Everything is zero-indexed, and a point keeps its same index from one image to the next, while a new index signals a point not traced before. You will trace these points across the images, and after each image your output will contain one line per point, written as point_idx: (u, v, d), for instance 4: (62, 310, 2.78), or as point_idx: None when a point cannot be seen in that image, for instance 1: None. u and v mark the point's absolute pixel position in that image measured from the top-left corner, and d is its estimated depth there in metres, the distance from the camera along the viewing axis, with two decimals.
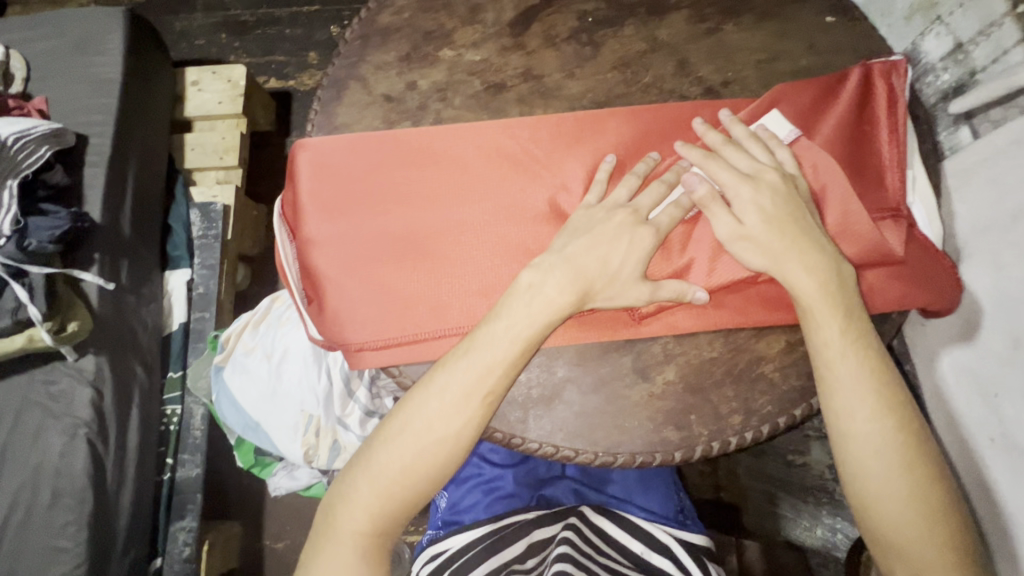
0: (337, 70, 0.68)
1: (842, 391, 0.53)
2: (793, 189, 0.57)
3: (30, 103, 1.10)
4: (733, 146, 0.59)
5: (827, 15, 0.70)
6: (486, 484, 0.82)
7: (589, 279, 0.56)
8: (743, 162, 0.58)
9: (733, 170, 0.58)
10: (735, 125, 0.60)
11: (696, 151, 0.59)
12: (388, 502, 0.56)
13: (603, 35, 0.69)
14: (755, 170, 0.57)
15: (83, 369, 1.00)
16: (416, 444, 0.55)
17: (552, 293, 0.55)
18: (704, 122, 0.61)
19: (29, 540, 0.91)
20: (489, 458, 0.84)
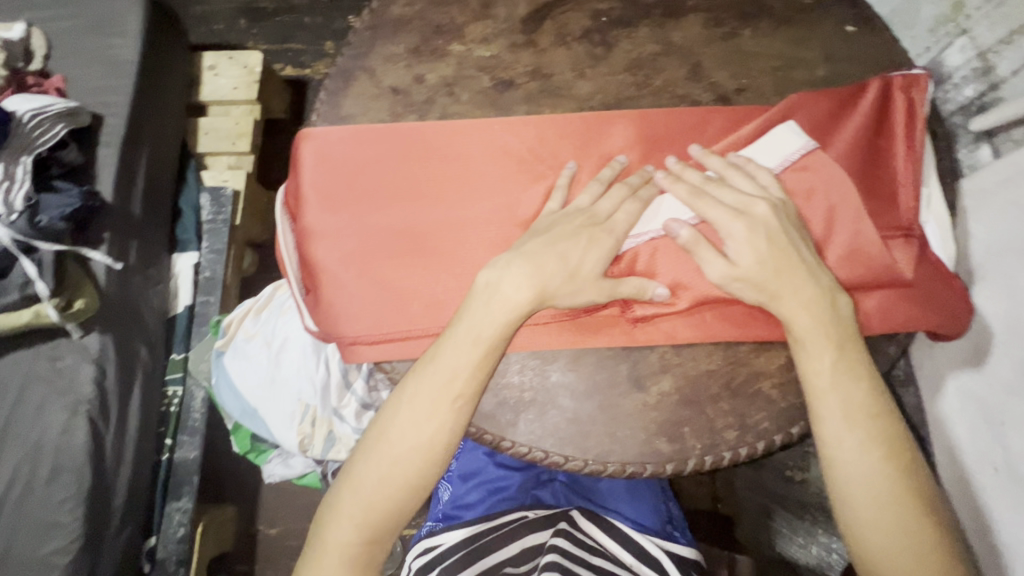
0: (345, 60, 0.67)
1: (831, 420, 0.51)
2: (789, 224, 0.54)
3: (48, 81, 1.11)
4: (738, 172, 0.57)
5: (848, 25, 0.69)
6: (491, 484, 0.82)
7: (548, 282, 0.54)
8: (731, 195, 0.55)
9: (723, 206, 0.55)
10: (732, 148, 0.58)
11: (694, 172, 0.57)
12: (372, 512, 0.56)
13: (617, 35, 0.67)
14: (745, 204, 0.54)
15: (88, 347, 1.00)
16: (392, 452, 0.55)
17: (508, 291, 0.54)
18: (701, 147, 0.59)
19: (28, 514, 0.92)
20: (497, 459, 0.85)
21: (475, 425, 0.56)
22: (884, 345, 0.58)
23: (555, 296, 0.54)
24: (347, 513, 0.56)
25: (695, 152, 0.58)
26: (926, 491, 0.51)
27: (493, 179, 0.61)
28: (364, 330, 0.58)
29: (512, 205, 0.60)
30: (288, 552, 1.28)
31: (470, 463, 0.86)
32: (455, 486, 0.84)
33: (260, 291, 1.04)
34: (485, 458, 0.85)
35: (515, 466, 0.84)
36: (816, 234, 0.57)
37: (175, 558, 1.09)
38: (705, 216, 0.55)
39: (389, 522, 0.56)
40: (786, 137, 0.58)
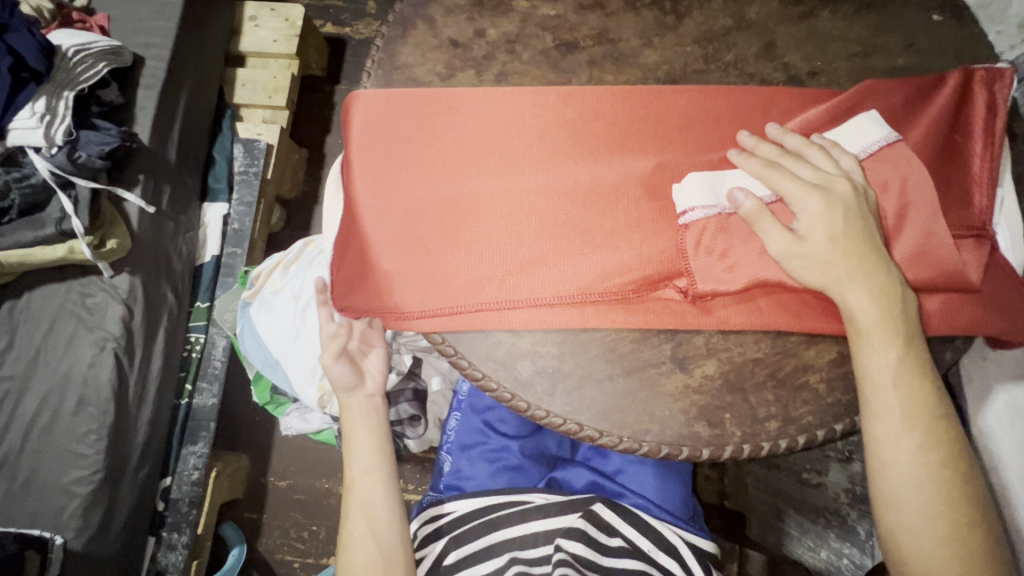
0: (405, 8, 0.65)
1: (888, 419, 0.50)
2: (865, 207, 0.52)
3: (93, 18, 1.10)
4: (818, 150, 0.54)
5: (934, 14, 0.65)
6: (489, 453, 0.82)
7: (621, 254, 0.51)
8: (808, 171, 0.53)
9: (799, 180, 0.53)
10: (787, 137, 0.56)
11: (770, 146, 0.55)
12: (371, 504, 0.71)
13: (688, 6, 0.65)
14: (823, 181, 0.52)
15: (117, 286, 1.02)
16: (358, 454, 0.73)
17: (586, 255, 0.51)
18: (778, 127, 0.57)
19: (52, 443, 0.94)
20: (495, 428, 0.84)
21: (511, 391, 0.55)
22: (942, 350, 0.56)
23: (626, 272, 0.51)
24: (358, 523, 0.70)
25: (771, 130, 0.56)
26: (977, 498, 0.50)
27: (545, 151, 0.58)
28: (405, 303, 0.55)
29: (564, 178, 0.57)
30: (297, 506, 1.30)
31: (468, 433, 0.85)
32: (455, 457, 0.84)
33: (292, 246, 1.04)
34: (483, 428, 0.84)
35: (513, 434, 0.83)
36: (887, 226, 0.54)
37: (188, 499, 1.11)
38: (779, 190, 0.53)
39: (388, 518, 0.71)
40: (866, 126, 0.56)
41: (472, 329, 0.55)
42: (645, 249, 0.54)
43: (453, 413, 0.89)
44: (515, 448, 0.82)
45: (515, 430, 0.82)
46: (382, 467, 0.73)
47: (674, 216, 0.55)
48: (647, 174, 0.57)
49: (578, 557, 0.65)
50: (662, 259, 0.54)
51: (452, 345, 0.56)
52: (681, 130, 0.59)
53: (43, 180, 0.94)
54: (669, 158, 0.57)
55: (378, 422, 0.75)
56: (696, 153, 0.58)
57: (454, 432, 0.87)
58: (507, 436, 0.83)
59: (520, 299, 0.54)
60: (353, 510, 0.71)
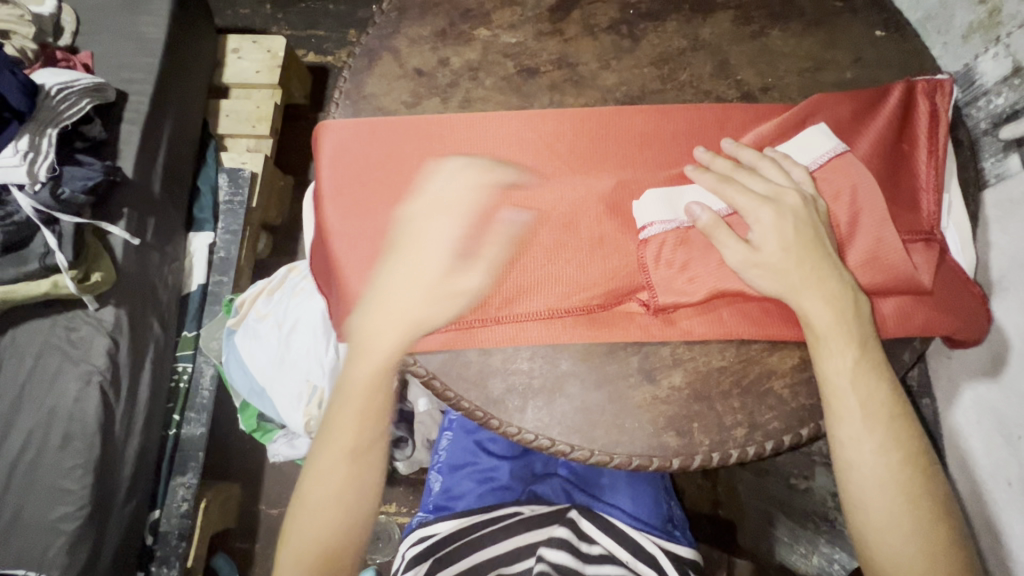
0: (371, 40, 0.67)
1: (849, 422, 0.51)
2: (816, 216, 0.54)
3: (76, 57, 1.12)
4: (772, 162, 0.56)
5: (877, 29, 0.68)
6: (481, 474, 0.82)
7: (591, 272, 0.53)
8: (760, 183, 0.55)
9: (751, 192, 0.55)
10: (742, 151, 0.58)
11: (724, 160, 0.57)
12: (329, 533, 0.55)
13: (644, 28, 0.67)
14: (774, 192, 0.54)
15: (102, 319, 1.02)
16: (330, 468, 0.55)
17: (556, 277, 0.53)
18: (733, 142, 0.59)
19: (38, 479, 0.94)
20: (487, 448, 0.85)
21: (483, 409, 0.56)
22: (901, 351, 0.58)
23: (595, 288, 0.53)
24: (308, 554, 0.54)
25: (726, 145, 0.59)
26: (941, 497, 0.51)
27: (509, 173, 0.60)
28: (378, 327, 0.57)
29: (528, 200, 0.59)
30: None
31: (458, 454, 0.85)
32: (445, 477, 0.84)
33: (275, 272, 1.05)
34: (474, 448, 0.85)
35: (505, 454, 0.84)
36: (839, 234, 0.56)
37: (177, 532, 1.10)
38: (733, 203, 0.55)
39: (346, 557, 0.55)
40: (816, 138, 0.58)
41: (443, 348, 0.57)
42: (609, 265, 0.56)
43: (445, 434, 0.89)
44: (504, 468, 0.83)
45: (507, 451, 0.84)
46: (353, 487, 0.56)
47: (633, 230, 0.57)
48: (607, 192, 0.59)
49: (561, 565, 0.62)
50: (623, 273, 0.56)
51: (424, 365, 0.57)
52: (639, 149, 0.61)
53: (26, 217, 0.95)
54: (629, 176, 0.59)
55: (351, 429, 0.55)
56: (652, 169, 0.60)
57: (445, 451, 0.87)
58: (496, 456, 0.84)
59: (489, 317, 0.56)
60: (304, 535, 0.55)
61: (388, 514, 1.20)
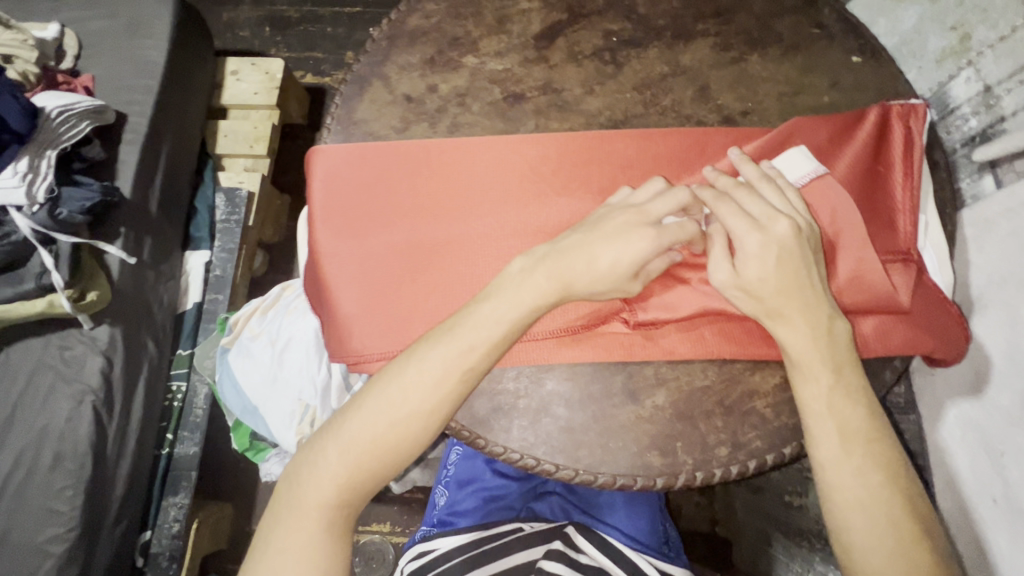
0: (362, 68, 0.69)
1: (828, 442, 0.52)
2: (807, 245, 0.53)
3: (76, 80, 1.15)
4: (770, 183, 0.56)
5: (854, 55, 0.70)
6: (486, 491, 0.83)
7: (573, 272, 0.53)
8: (757, 206, 0.54)
9: (745, 216, 0.54)
10: (745, 164, 0.57)
11: (727, 178, 0.56)
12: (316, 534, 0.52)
13: (627, 55, 0.69)
14: (768, 218, 0.53)
15: (96, 338, 1.03)
16: (335, 471, 0.53)
17: (540, 280, 0.53)
18: (740, 151, 0.58)
19: (27, 501, 0.93)
20: (495, 468, 0.86)
21: (469, 429, 0.56)
22: (882, 369, 0.58)
23: (578, 288, 0.54)
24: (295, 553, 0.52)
25: (732, 156, 0.58)
26: (924, 516, 0.51)
27: (496, 195, 0.61)
28: (368, 347, 0.58)
29: (514, 221, 0.60)
30: None
31: (467, 471, 0.87)
32: (451, 493, 0.85)
33: (269, 291, 1.05)
34: (486, 468, 0.86)
35: (513, 476, 0.85)
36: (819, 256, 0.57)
37: (168, 554, 1.09)
38: (725, 223, 0.54)
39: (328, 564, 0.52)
40: (799, 160, 0.58)
41: None
42: None
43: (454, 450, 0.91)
44: (513, 489, 0.84)
45: (513, 472, 0.85)
46: (352, 491, 0.53)
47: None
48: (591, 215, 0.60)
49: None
50: None
51: None
52: (622, 172, 0.62)
53: (23, 238, 0.96)
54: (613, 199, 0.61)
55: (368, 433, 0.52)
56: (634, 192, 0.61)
57: (454, 467, 0.89)
58: (508, 478, 0.85)
59: None
60: (297, 534, 0.52)
61: (382, 533, 1.19)
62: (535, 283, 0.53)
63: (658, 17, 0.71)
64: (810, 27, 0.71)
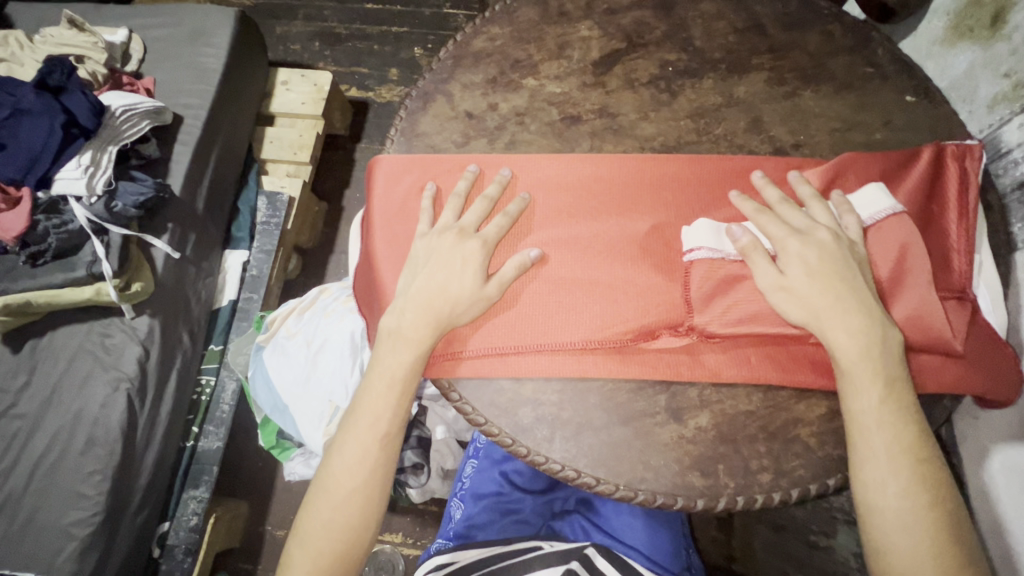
0: (427, 83, 0.73)
1: (873, 463, 0.51)
2: (848, 253, 0.56)
3: (141, 82, 1.21)
4: (823, 203, 0.59)
5: (906, 95, 0.71)
6: (504, 505, 0.83)
7: (451, 304, 0.57)
8: (799, 217, 0.58)
9: (785, 224, 0.58)
10: (802, 185, 0.61)
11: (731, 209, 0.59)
12: None
13: (681, 84, 0.71)
14: (808, 227, 0.57)
15: (137, 328, 1.07)
16: (310, 543, 0.57)
17: (414, 319, 0.58)
18: (763, 177, 0.62)
19: (57, 482, 0.96)
20: (512, 479, 0.84)
21: (512, 436, 0.57)
22: (931, 408, 0.58)
23: (456, 316, 0.58)
24: None
25: (792, 178, 0.62)
26: (967, 546, 0.50)
27: (547, 210, 0.63)
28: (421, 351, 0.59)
29: (566, 235, 0.62)
30: None
31: (482, 482, 0.85)
32: (467, 505, 0.85)
33: (308, 292, 1.08)
34: (499, 479, 0.84)
35: (530, 488, 0.84)
36: (878, 290, 0.57)
37: (184, 546, 1.11)
38: (768, 229, 0.58)
39: None
40: (875, 194, 0.59)
41: (479, 374, 0.59)
42: (644, 302, 0.58)
43: (470, 461, 0.90)
44: (527, 501, 0.83)
45: (532, 485, 0.84)
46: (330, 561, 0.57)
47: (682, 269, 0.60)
48: (644, 234, 0.61)
49: None
50: (660, 310, 0.58)
51: (458, 390, 0.59)
52: (674, 194, 0.64)
53: (78, 227, 1.01)
54: (665, 219, 0.62)
55: (332, 506, 0.58)
56: (688, 214, 0.63)
57: (469, 479, 0.87)
58: (521, 489, 0.84)
59: (505, 348, 0.58)
60: None
61: (395, 543, 1.19)
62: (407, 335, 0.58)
63: (713, 50, 0.73)
64: (862, 67, 0.72)
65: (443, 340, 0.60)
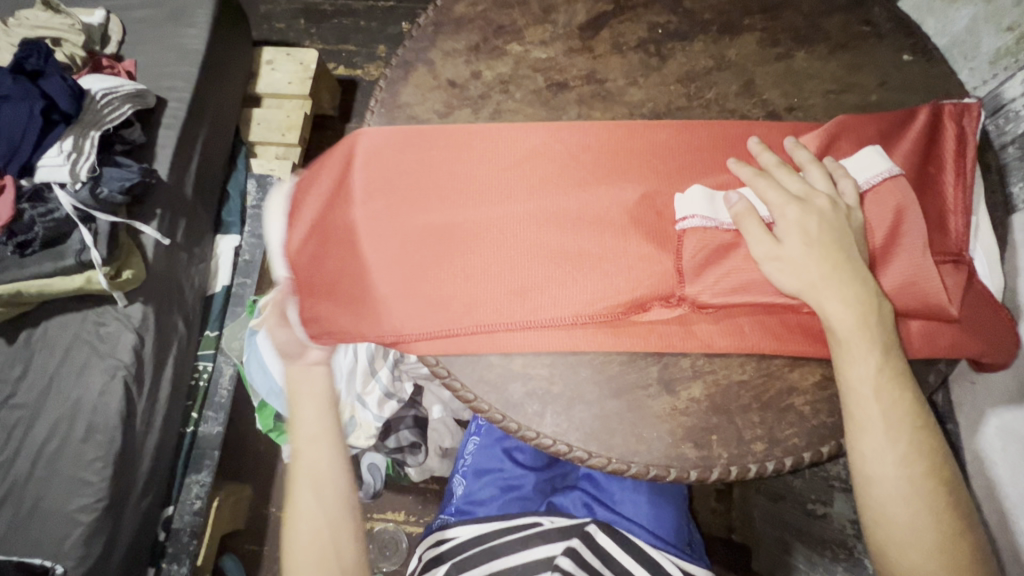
0: (407, 52, 0.70)
1: (869, 433, 0.50)
2: (845, 220, 0.54)
3: (121, 65, 1.18)
4: (819, 167, 0.57)
5: (904, 54, 0.68)
6: (504, 481, 0.82)
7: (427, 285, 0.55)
8: (795, 183, 0.56)
9: (783, 190, 0.56)
10: (798, 151, 0.59)
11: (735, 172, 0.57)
12: (313, 541, 0.68)
13: (671, 48, 0.69)
14: (806, 193, 0.55)
15: (130, 316, 1.05)
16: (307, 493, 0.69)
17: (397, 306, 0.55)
18: (760, 142, 0.60)
19: (59, 470, 0.96)
20: (514, 457, 0.85)
21: (503, 412, 0.57)
22: (925, 373, 0.57)
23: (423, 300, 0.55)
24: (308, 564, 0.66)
25: (788, 143, 0.60)
26: (960, 508, 0.50)
27: (534, 180, 0.61)
28: (408, 324, 0.58)
29: (553, 206, 0.60)
30: None
31: (485, 459, 0.86)
32: (469, 482, 0.85)
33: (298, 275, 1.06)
34: (501, 455, 0.85)
35: (532, 465, 0.84)
36: (874, 256, 0.56)
37: (189, 530, 1.12)
38: (765, 196, 0.56)
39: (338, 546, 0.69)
40: (871, 157, 0.57)
41: (466, 350, 0.58)
42: (633, 276, 0.57)
43: (472, 439, 0.90)
44: (532, 479, 0.83)
45: (534, 462, 0.84)
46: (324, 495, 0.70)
47: (675, 238, 0.58)
48: (633, 204, 0.59)
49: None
50: (651, 282, 0.56)
51: (445, 366, 0.59)
52: (665, 162, 0.62)
53: (66, 215, 0.98)
54: (655, 188, 0.60)
55: (306, 462, 0.71)
56: (679, 184, 0.60)
57: (471, 456, 0.88)
58: (526, 466, 0.84)
59: (491, 323, 0.57)
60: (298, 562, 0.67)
61: (398, 522, 1.20)
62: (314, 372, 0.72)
63: (703, 11, 0.71)
64: (858, 25, 0.70)
65: (426, 315, 0.58)
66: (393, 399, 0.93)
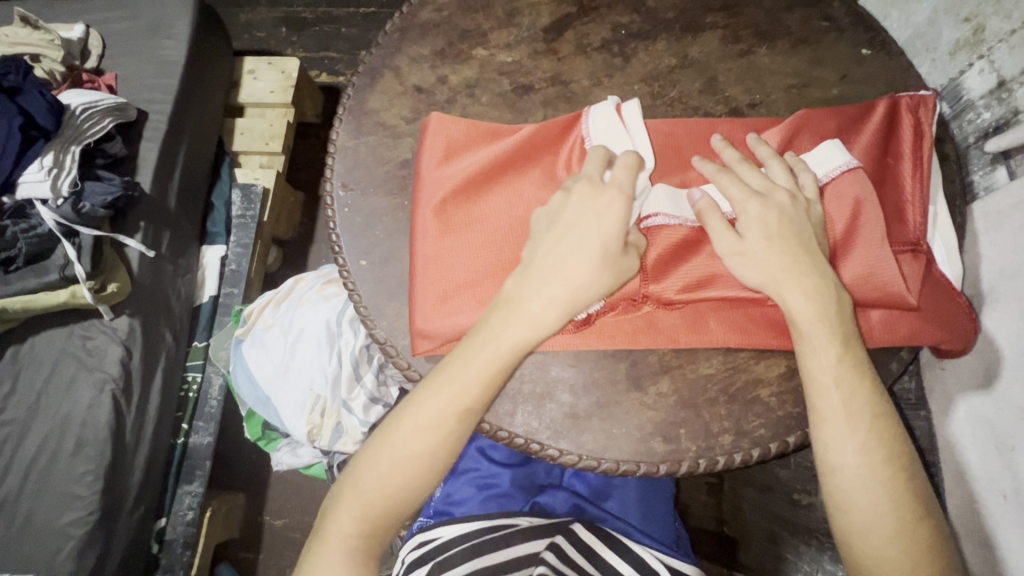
0: (374, 59, 0.71)
1: (830, 422, 0.51)
2: (805, 214, 0.55)
3: (101, 79, 1.19)
4: (780, 162, 0.58)
5: (863, 47, 0.69)
6: (482, 479, 0.83)
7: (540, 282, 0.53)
8: (756, 178, 0.57)
9: (745, 186, 0.56)
10: (760, 146, 0.59)
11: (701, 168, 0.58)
12: (400, 481, 0.54)
13: (635, 48, 0.70)
14: (766, 188, 0.56)
15: (117, 329, 1.06)
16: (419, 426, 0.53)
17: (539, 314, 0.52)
18: (723, 139, 0.61)
19: (50, 484, 0.96)
20: (489, 455, 0.84)
21: None
22: (887, 360, 0.59)
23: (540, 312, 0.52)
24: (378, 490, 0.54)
25: (749, 139, 0.60)
26: (921, 493, 0.51)
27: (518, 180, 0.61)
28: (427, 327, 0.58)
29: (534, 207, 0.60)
30: (292, 544, 1.30)
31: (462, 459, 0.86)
32: (446, 483, 0.85)
33: (282, 283, 1.06)
34: (476, 454, 0.85)
35: (508, 461, 0.83)
36: (833, 248, 0.57)
37: (182, 540, 1.11)
38: (727, 193, 0.57)
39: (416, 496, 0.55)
40: (829, 152, 0.58)
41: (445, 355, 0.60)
42: None
43: None
44: (507, 475, 0.83)
45: (509, 459, 0.83)
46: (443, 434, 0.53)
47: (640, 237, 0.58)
48: None
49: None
50: None
51: (417, 370, 0.61)
52: None
53: (48, 230, 0.98)
54: None
55: (446, 397, 0.52)
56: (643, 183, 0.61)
57: None
58: (500, 463, 0.83)
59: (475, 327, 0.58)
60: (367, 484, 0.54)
61: None
62: (530, 314, 0.52)
63: (666, 10, 0.71)
64: (818, 20, 0.71)
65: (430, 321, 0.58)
66: (379, 404, 0.96)
